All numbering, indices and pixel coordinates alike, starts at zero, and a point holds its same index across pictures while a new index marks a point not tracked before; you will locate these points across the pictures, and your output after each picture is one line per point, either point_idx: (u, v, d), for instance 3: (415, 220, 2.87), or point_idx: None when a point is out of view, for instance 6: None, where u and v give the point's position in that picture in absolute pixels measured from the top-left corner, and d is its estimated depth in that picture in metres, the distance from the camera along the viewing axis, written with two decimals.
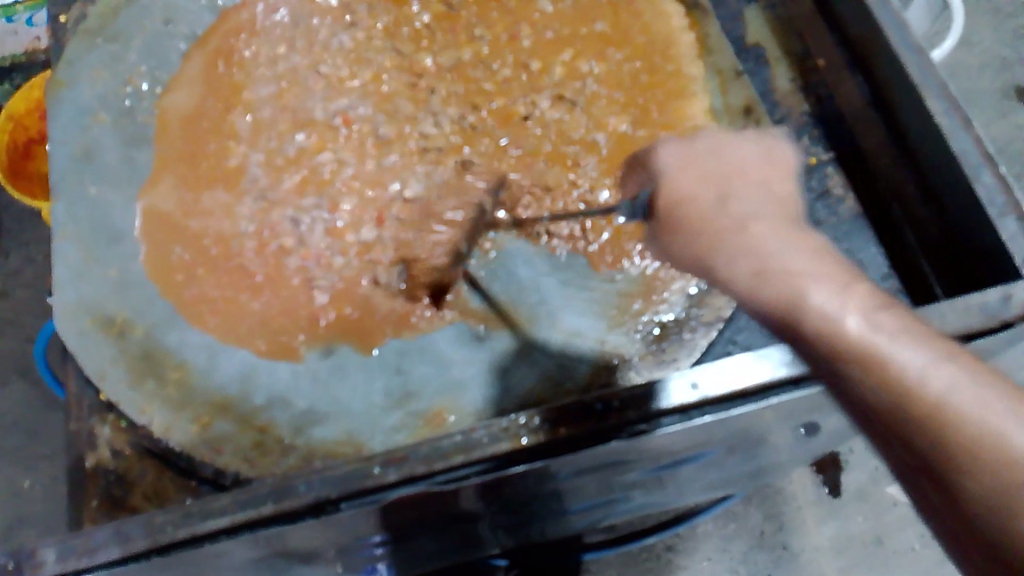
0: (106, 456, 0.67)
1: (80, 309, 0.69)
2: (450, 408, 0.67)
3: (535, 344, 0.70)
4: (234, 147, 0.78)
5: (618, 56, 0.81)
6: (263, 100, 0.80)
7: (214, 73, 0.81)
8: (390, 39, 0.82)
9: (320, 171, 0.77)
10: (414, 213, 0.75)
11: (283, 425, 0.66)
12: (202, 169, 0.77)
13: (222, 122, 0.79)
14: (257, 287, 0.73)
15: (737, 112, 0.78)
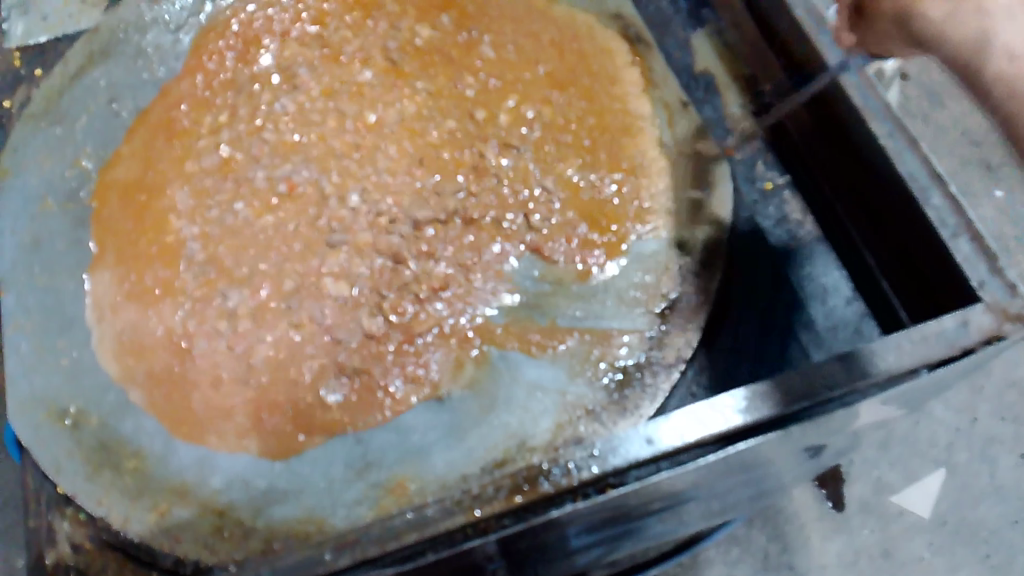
0: (66, 552, 0.65)
1: (34, 404, 0.69)
2: (412, 476, 0.65)
3: (492, 404, 0.68)
4: (177, 221, 0.76)
5: (563, 99, 0.79)
6: (205, 171, 0.78)
7: (155, 148, 0.79)
8: (333, 99, 0.80)
9: (257, 239, 0.74)
10: (363, 276, 0.73)
11: (242, 507, 0.65)
12: (147, 246, 0.75)
13: (160, 196, 0.77)
14: (210, 364, 0.70)
15: (688, 146, 0.77)
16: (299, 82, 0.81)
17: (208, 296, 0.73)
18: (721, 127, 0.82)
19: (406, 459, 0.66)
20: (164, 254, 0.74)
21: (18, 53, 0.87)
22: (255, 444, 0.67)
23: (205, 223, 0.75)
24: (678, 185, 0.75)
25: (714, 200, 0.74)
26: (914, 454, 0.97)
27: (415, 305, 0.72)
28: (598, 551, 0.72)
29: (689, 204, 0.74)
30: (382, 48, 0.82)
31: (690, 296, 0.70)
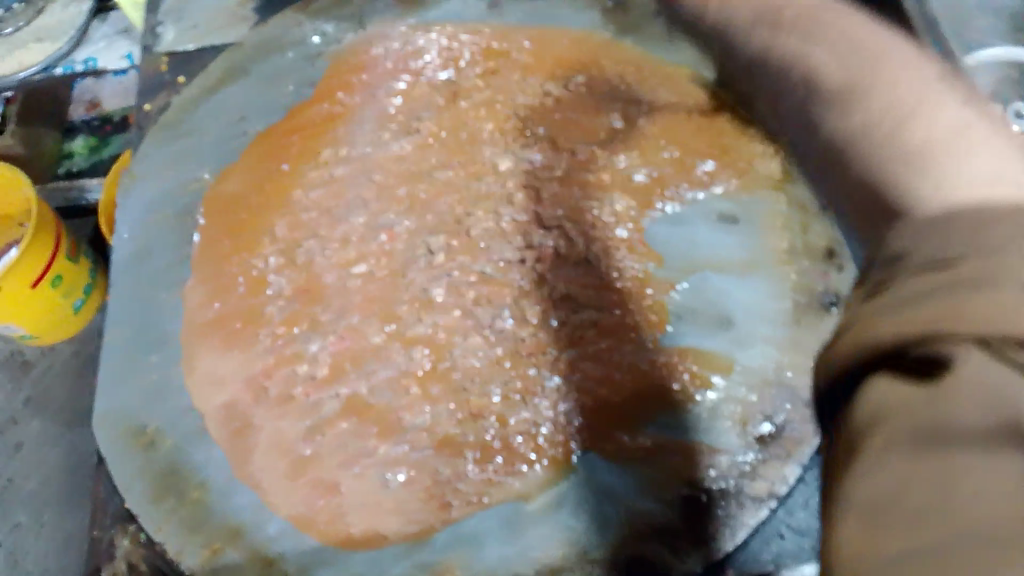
0: (121, 569, 0.66)
1: (115, 417, 0.70)
2: (462, 563, 0.62)
3: (558, 504, 0.63)
4: (268, 244, 0.77)
5: (688, 182, 0.75)
6: (310, 203, 0.79)
7: (270, 172, 0.81)
8: (450, 147, 0.80)
9: (352, 283, 0.75)
10: (448, 347, 0.71)
11: (291, 561, 0.63)
12: (231, 266, 0.76)
13: (263, 219, 0.79)
14: (283, 402, 0.70)
15: (817, 254, 0.70)
16: (421, 126, 0.82)
17: (292, 336, 0.73)
18: None
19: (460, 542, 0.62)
20: (255, 285, 0.75)
21: (166, 59, 0.90)
22: (316, 497, 0.66)
23: (301, 258, 0.77)
24: (801, 296, 0.68)
25: (837, 318, 0.67)
26: None
27: (496, 378, 0.69)
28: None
29: (810, 320, 0.67)
30: (510, 104, 0.82)
31: (795, 425, 0.64)
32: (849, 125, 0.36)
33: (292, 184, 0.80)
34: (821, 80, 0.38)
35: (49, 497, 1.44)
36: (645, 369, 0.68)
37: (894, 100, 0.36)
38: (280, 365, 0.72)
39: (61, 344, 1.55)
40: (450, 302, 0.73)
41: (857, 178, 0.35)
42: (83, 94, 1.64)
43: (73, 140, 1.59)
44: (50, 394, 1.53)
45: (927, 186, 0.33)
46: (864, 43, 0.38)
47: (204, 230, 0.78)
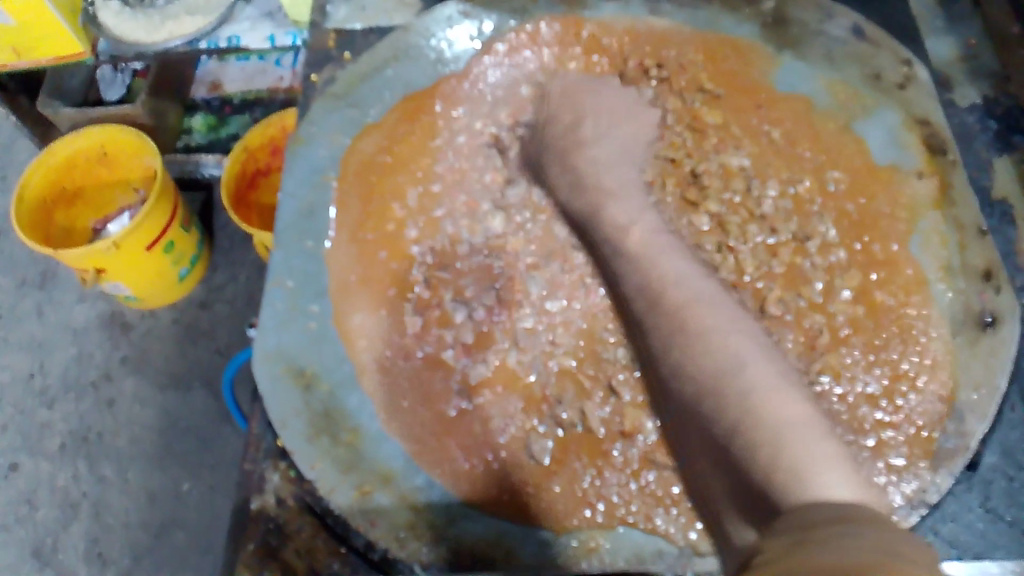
0: (270, 502, 0.68)
1: (277, 359, 0.71)
2: (606, 534, 0.65)
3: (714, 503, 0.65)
4: (400, 211, 0.82)
5: (841, 183, 0.77)
6: (443, 175, 0.83)
7: (416, 145, 0.84)
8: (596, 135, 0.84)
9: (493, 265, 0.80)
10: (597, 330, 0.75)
11: (440, 510, 0.66)
12: (378, 222, 0.81)
13: (413, 184, 0.83)
14: (433, 364, 0.75)
15: (976, 275, 0.69)
16: (567, 103, 0.86)
17: (437, 301, 0.78)
18: (1013, 261, 0.75)
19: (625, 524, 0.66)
20: (412, 260, 0.80)
21: (334, 35, 0.93)
22: (465, 463, 0.69)
23: (447, 227, 0.82)
24: (958, 317, 0.69)
25: (995, 337, 0.66)
26: None
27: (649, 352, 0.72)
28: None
29: (967, 338, 0.67)
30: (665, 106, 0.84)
31: (949, 437, 0.64)
32: (827, 493, 0.54)
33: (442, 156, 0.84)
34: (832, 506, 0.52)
35: (135, 454, 1.43)
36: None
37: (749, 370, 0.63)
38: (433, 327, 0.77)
39: (161, 311, 1.54)
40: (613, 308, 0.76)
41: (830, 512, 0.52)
42: (206, 75, 1.64)
43: (193, 117, 1.62)
44: (145, 358, 1.51)
45: (822, 488, 0.55)
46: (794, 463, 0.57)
47: (355, 193, 0.80)
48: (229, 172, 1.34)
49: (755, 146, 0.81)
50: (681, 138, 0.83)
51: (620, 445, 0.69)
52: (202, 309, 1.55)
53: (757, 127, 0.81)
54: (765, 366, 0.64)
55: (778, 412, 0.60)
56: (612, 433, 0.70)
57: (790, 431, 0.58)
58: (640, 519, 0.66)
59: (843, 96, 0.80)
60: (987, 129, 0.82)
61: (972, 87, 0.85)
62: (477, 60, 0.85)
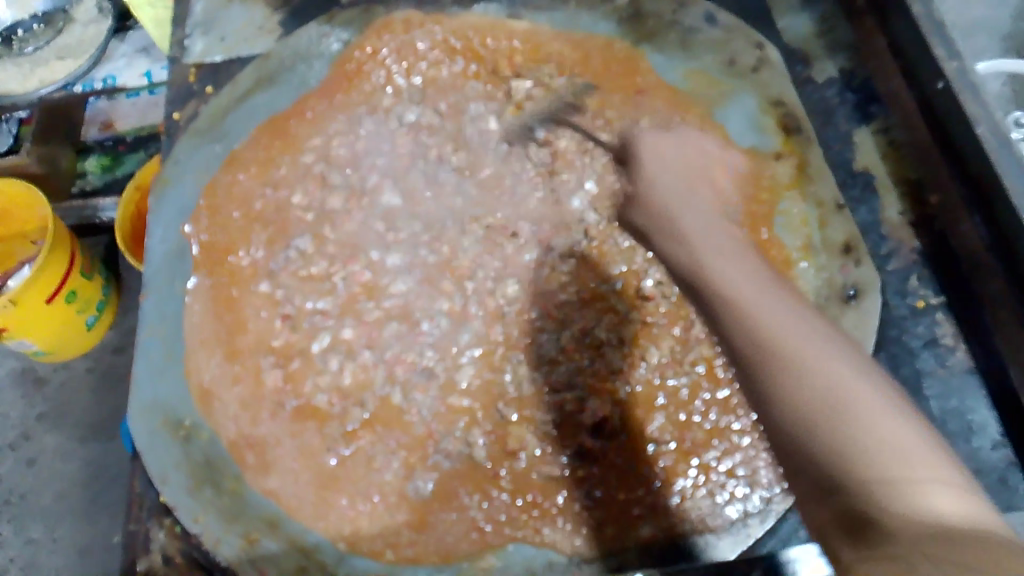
0: (158, 561, 0.67)
1: (152, 412, 0.70)
2: (495, 550, 0.63)
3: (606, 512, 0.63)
4: (258, 239, 0.79)
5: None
6: (308, 200, 0.80)
7: (274, 173, 0.82)
8: (462, 139, 0.81)
9: (361, 283, 0.75)
10: (464, 345, 0.71)
11: (329, 550, 0.64)
12: (238, 255, 0.78)
13: (277, 212, 0.80)
14: (306, 414, 0.70)
15: (836, 249, 0.71)
16: (433, 109, 0.83)
17: (304, 332, 0.73)
18: (876, 231, 0.76)
19: (517, 540, 0.63)
20: (280, 298, 0.75)
21: (194, 69, 0.92)
22: (352, 507, 0.66)
23: (312, 249, 0.77)
24: (822, 290, 0.70)
25: (858, 309, 0.68)
26: None
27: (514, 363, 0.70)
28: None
29: (832, 312, 0.68)
30: (526, 110, 0.81)
31: None
32: (839, 396, 0.45)
33: (309, 182, 0.81)
34: (833, 402, 0.45)
35: (62, 510, 1.39)
36: (660, 402, 0.67)
37: (787, 325, 0.50)
38: (303, 374, 0.72)
39: (74, 360, 1.50)
40: (489, 322, 0.72)
41: (828, 401, 0.45)
42: (95, 115, 1.59)
43: (87, 161, 1.56)
44: (64, 412, 1.47)
45: (821, 378, 0.46)
46: (790, 350, 0.48)
47: (221, 232, 0.79)
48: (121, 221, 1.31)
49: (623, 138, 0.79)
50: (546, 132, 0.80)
51: (506, 465, 0.66)
52: (117, 355, 1.52)
53: (613, 123, 0.80)
54: (797, 323, 0.50)
55: (798, 334, 0.49)
56: (497, 457, 0.66)
57: (833, 378, 0.46)
58: (527, 532, 0.63)
59: (701, 83, 0.81)
60: (846, 102, 0.83)
61: (829, 63, 0.85)
62: (335, 79, 0.85)
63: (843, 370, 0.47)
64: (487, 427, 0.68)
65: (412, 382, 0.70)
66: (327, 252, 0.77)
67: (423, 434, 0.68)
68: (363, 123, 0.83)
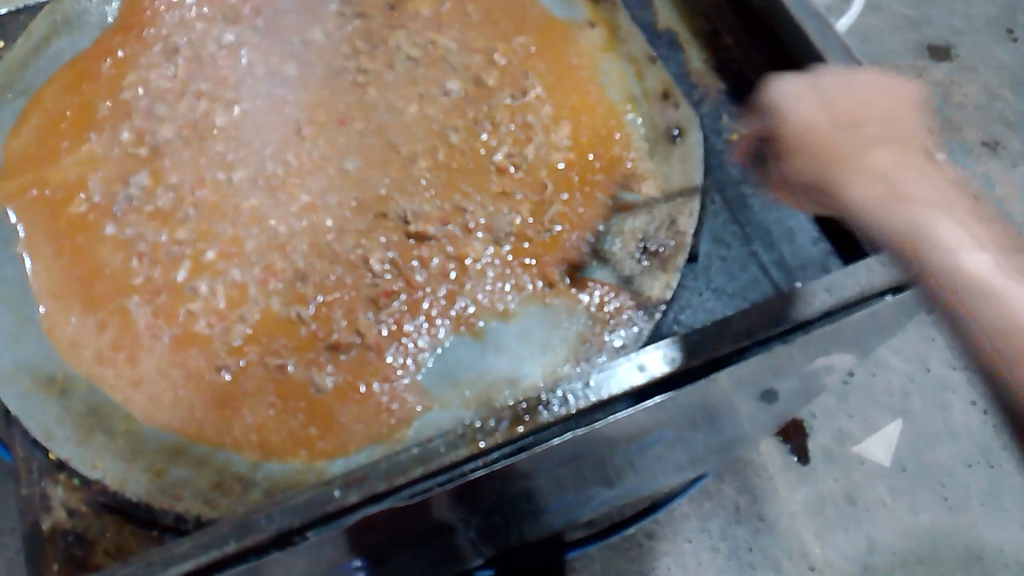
0: (62, 516, 0.64)
1: (17, 374, 0.67)
2: (407, 423, 0.66)
3: (500, 366, 0.68)
4: (91, 183, 0.75)
5: (528, 45, 0.81)
6: (139, 134, 0.77)
7: (95, 114, 0.78)
8: (289, 51, 0.81)
9: (213, 208, 0.74)
10: (330, 246, 0.72)
11: (241, 461, 0.65)
12: (76, 205, 0.74)
13: (107, 154, 0.76)
14: (186, 341, 0.69)
15: (656, 98, 0.78)
16: (249, 27, 0.82)
17: (166, 263, 0.72)
18: (686, 81, 0.83)
19: (423, 410, 0.67)
20: (130, 239, 0.73)
21: None
22: (254, 417, 0.67)
23: (155, 183, 0.75)
24: (650, 134, 0.76)
25: (684, 145, 0.75)
26: (872, 404, 1.06)
27: (386, 252, 0.72)
28: (578, 497, 0.78)
29: (661, 152, 0.76)
30: (349, 16, 0.83)
31: (667, 241, 0.71)
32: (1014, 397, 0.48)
33: (135, 117, 0.78)
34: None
35: None
36: (529, 262, 0.72)
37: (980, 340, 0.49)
38: (174, 307, 0.71)
39: None
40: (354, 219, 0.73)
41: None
42: None
43: None
44: None
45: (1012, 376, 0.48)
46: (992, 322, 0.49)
47: (49, 184, 0.75)
48: None
49: (446, 31, 0.82)
50: (370, 36, 0.82)
51: (400, 345, 0.69)
52: None
53: (433, 18, 0.83)
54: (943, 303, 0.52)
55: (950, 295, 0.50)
56: (389, 337, 0.69)
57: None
58: (433, 400, 0.67)
59: None
60: None
61: None
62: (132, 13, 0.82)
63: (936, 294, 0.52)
64: (374, 317, 0.70)
65: (288, 292, 0.71)
66: (173, 181, 0.75)
67: (310, 336, 0.69)
68: (181, 53, 0.81)
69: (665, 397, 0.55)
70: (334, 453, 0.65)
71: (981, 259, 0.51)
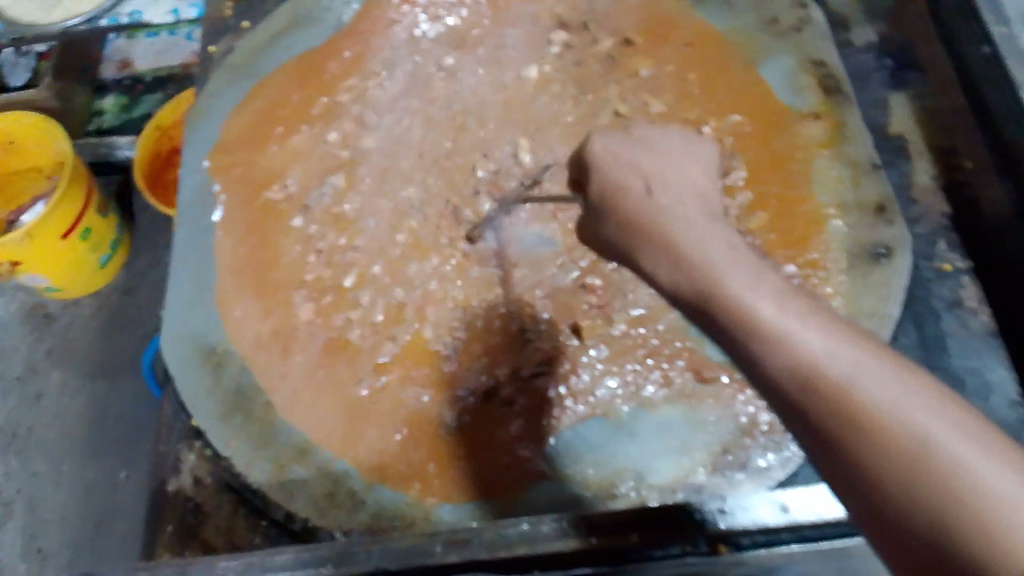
0: (187, 483, 0.67)
1: (184, 339, 0.72)
2: (523, 487, 0.64)
3: (631, 454, 0.64)
4: (289, 172, 0.79)
5: (743, 125, 0.77)
6: (345, 135, 0.80)
7: (309, 107, 0.82)
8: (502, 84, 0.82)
9: (392, 222, 0.76)
10: (494, 286, 0.72)
11: (356, 478, 0.65)
12: (272, 190, 0.78)
13: (311, 149, 0.80)
14: (336, 347, 0.71)
15: (869, 210, 0.72)
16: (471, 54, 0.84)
17: (336, 265, 0.74)
18: (906, 195, 0.77)
19: (542, 478, 0.64)
20: (310, 235, 0.76)
21: (230, 5, 0.90)
22: (379, 438, 0.67)
23: (346, 185, 0.78)
24: (851, 248, 0.70)
25: (887, 267, 0.69)
26: None
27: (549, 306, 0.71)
28: None
29: (860, 269, 0.69)
30: (568, 61, 0.83)
31: None
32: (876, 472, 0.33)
33: (344, 118, 0.81)
34: (883, 484, 0.33)
35: (68, 447, 1.28)
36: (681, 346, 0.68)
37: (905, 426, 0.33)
38: (334, 310, 0.72)
39: (85, 299, 1.38)
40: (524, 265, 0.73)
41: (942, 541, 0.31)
42: (113, 54, 1.47)
43: (104, 98, 1.44)
44: (72, 349, 1.35)
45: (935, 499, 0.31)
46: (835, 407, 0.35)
47: (253, 166, 0.79)
48: (142, 155, 1.29)
49: (660, 93, 0.80)
50: (583, 84, 0.81)
51: (534, 407, 0.67)
52: (127, 297, 1.39)
53: (650, 77, 0.81)
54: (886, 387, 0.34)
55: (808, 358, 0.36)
56: (527, 395, 0.67)
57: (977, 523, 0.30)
58: (554, 472, 0.64)
59: (742, 38, 0.83)
60: (883, 68, 0.84)
61: (867, 30, 0.87)
62: (368, 19, 0.86)
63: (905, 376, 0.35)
64: (516, 371, 0.68)
65: (441, 325, 0.71)
66: (364, 187, 0.78)
67: (448, 375, 0.69)
68: (403, 67, 0.83)
69: (804, 546, 0.53)
70: (446, 496, 0.64)
71: (820, 343, 0.36)
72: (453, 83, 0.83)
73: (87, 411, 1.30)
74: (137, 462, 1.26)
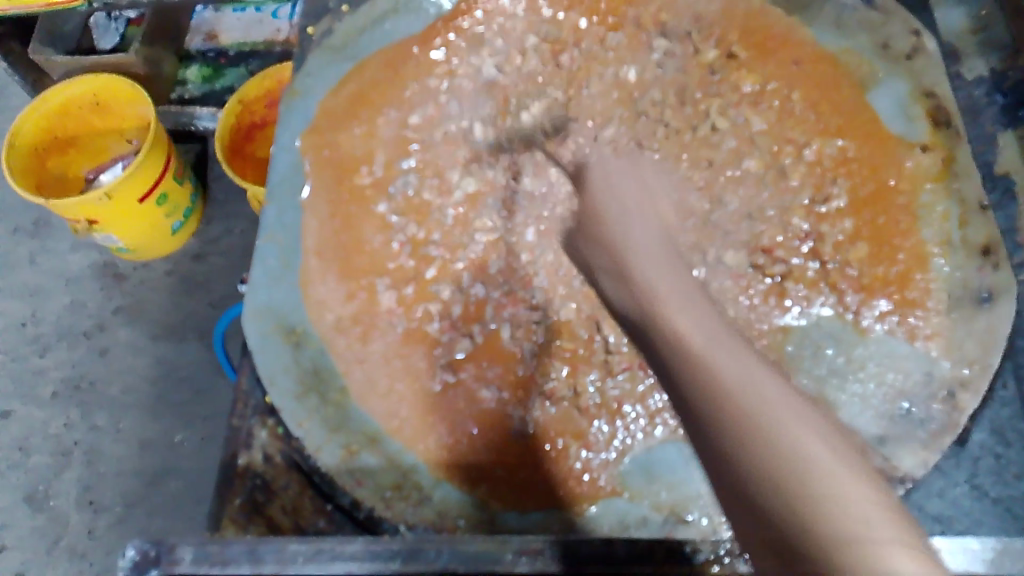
0: (257, 459, 0.67)
1: (266, 314, 0.71)
2: (592, 500, 0.64)
3: (704, 481, 0.63)
4: (381, 159, 0.79)
5: (847, 150, 0.75)
6: (438, 127, 0.80)
7: (404, 94, 0.82)
8: (599, 85, 0.80)
9: (478, 220, 0.76)
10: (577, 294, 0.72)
11: (424, 472, 0.65)
12: (362, 175, 0.78)
13: (404, 137, 0.80)
14: (416, 338, 0.71)
15: (974, 251, 0.69)
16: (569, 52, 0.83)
17: (422, 258, 0.75)
18: (1011, 238, 0.74)
19: (613, 494, 0.64)
20: (395, 225, 0.76)
21: None
22: (453, 435, 0.67)
23: (436, 179, 0.78)
24: (956, 290, 0.68)
25: (991, 315, 0.66)
26: None
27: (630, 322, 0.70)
28: None
29: (963, 313, 0.67)
30: (669, 67, 0.81)
31: (935, 412, 0.64)
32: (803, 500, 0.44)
33: (439, 109, 0.81)
34: (795, 513, 0.43)
35: (128, 403, 1.30)
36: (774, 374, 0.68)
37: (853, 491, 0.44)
38: (415, 301, 0.73)
39: (155, 261, 1.40)
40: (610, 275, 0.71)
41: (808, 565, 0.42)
42: (201, 25, 1.49)
43: (188, 68, 1.46)
44: (141, 307, 1.37)
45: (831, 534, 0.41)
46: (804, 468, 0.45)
47: (344, 148, 0.79)
48: (225, 128, 1.29)
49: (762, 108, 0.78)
50: (682, 93, 0.80)
51: (613, 422, 0.67)
52: (197, 262, 1.41)
53: (755, 92, 0.78)
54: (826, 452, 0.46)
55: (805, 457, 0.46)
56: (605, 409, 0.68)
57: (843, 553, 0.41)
58: (623, 489, 0.64)
59: (848, 53, 0.77)
60: (994, 103, 0.80)
61: (981, 58, 0.83)
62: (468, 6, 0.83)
63: (841, 485, 0.44)
64: (595, 383, 0.69)
65: (522, 325, 0.71)
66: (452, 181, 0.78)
67: (526, 377, 0.69)
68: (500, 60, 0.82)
69: None
70: (515, 502, 0.64)
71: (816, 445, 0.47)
72: (551, 80, 0.81)
73: (150, 369, 1.32)
74: (196, 425, 1.28)
